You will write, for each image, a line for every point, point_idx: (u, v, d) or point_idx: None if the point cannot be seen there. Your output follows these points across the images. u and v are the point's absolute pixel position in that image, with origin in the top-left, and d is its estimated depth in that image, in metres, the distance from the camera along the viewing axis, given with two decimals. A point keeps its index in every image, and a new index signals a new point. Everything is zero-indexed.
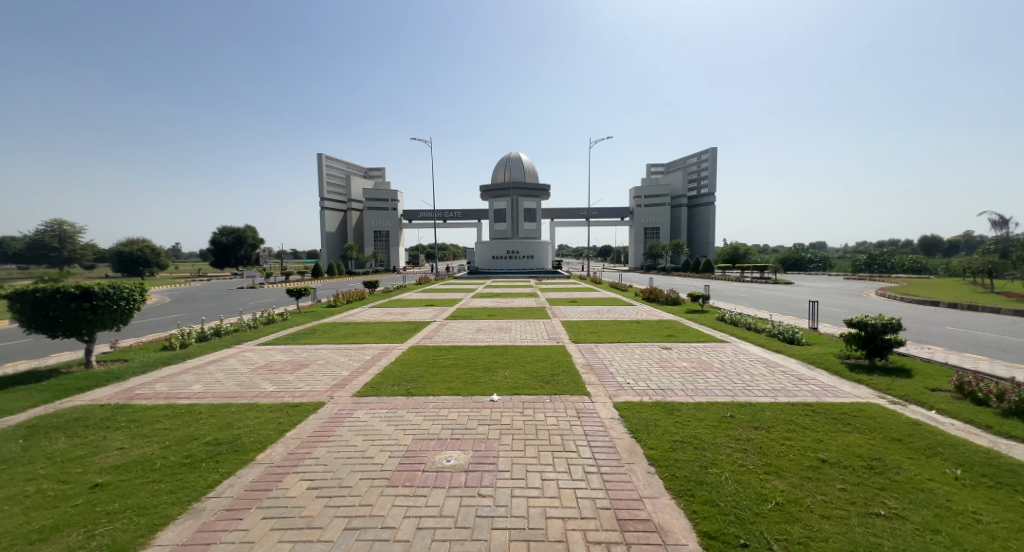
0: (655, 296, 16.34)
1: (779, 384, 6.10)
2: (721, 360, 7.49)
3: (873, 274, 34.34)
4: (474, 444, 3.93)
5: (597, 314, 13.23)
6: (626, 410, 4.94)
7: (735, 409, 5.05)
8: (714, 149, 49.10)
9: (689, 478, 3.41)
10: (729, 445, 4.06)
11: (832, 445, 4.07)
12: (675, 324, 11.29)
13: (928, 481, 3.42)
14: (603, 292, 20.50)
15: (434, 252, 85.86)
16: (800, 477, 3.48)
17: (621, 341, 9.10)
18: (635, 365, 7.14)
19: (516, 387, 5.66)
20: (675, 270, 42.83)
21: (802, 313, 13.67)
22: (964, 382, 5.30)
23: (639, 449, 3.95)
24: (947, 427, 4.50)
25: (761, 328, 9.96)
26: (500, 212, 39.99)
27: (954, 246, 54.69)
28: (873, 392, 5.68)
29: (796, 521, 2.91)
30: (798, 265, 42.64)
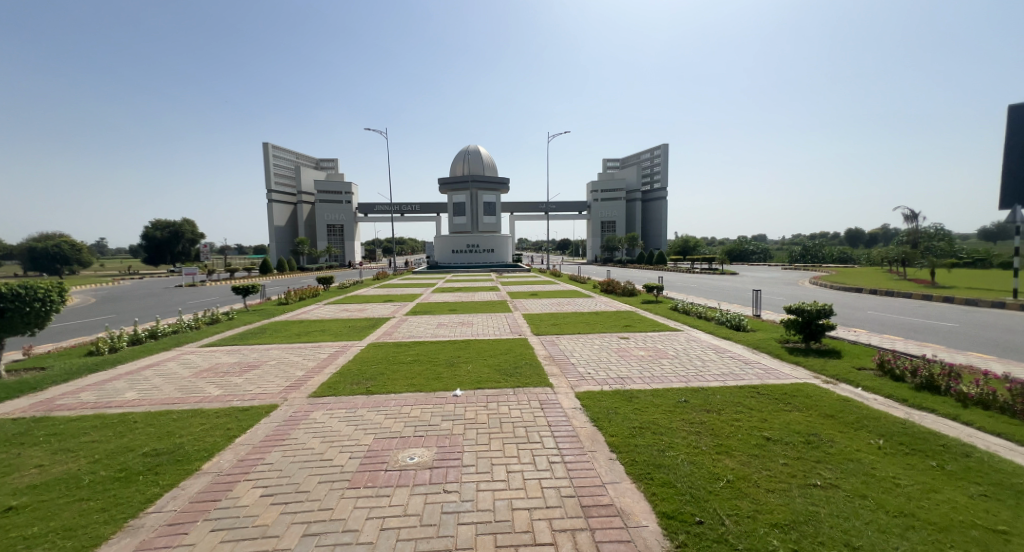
0: (613, 288, 16.81)
1: (728, 369, 6.44)
2: (676, 348, 7.81)
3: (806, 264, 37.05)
4: (438, 440, 3.88)
5: (558, 307, 13.42)
6: (587, 399, 5.05)
7: (689, 394, 5.27)
8: (666, 144, 50.91)
9: (649, 462, 3.52)
10: (684, 428, 4.23)
11: (775, 423, 4.34)
12: (632, 315, 11.65)
13: (857, 451, 3.72)
14: (564, 284, 20.80)
15: (393, 248, 84.13)
16: (748, 455, 3.69)
17: (582, 333, 9.27)
18: (595, 355, 7.30)
19: (479, 381, 5.65)
20: (631, 262, 44.16)
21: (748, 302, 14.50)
22: (885, 360, 5.80)
23: (600, 437, 4.03)
24: (870, 401, 4.93)
25: (710, 316, 10.47)
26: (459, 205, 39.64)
27: (874, 238, 59.86)
28: (809, 373, 6.12)
29: (745, 496, 3.08)
30: (742, 256, 45.16)
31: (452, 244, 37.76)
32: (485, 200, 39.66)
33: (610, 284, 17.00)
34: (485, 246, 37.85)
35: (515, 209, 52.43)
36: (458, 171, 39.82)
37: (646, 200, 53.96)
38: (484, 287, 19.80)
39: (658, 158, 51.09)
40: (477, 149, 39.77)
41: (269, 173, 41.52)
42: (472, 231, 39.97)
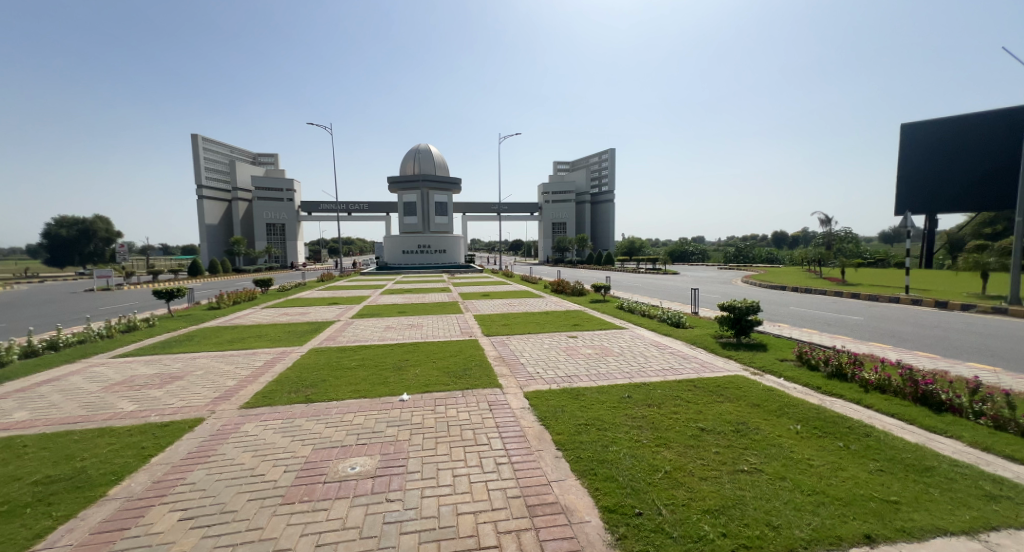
0: (563, 288, 17.16)
1: (668, 364, 6.77)
2: (620, 346, 8.10)
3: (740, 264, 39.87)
4: (382, 447, 3.75)
5: (509, 307, 13.49)
6: (535, 399, 5.10)
7: (632, 390, 5.48)
8: (612, 149, 52.92)
9: (593, 458, 3.62)
10: (627, 423, 4.39)
11: (709, 414, 4.61)
12: (581, 314, 11.96)
13: (779, 436, 4.05)
14: (515, 285, 20.94)
15: (339, 248, 80.85)
16: (685, 445, 3.89)
17: (532, 333, 9.39)
18: (544, 355, 7.39)
19: (427, 384, 5.54)
20: (580, 263, 45.31)
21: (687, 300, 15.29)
22: (803, 351, 6.34)
23: (547, 436, 4.09)
24: (790, 390, 5.38)
25: (653, 314, 10.96)
26: (410, 205, 38.76)
27: (796, 240, 65.59)
28: (740, 366, 6.58)
29: (681, 485, 3.25)
30: (683, 257, 47.82)
31: (402, 245, 36.85)
32: (435, 201, 39.08)
33: (560, 284, 17.33)
34: (436, 247, 37.34)
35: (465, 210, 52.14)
36: (408, 170, 38.94)
37: (594, 203, 55.67)
38: (435, 288, 19.51)
39: (606, 162, 53.01)
40: (428, 148, 39.15)
41: (200, 166, 38.39)
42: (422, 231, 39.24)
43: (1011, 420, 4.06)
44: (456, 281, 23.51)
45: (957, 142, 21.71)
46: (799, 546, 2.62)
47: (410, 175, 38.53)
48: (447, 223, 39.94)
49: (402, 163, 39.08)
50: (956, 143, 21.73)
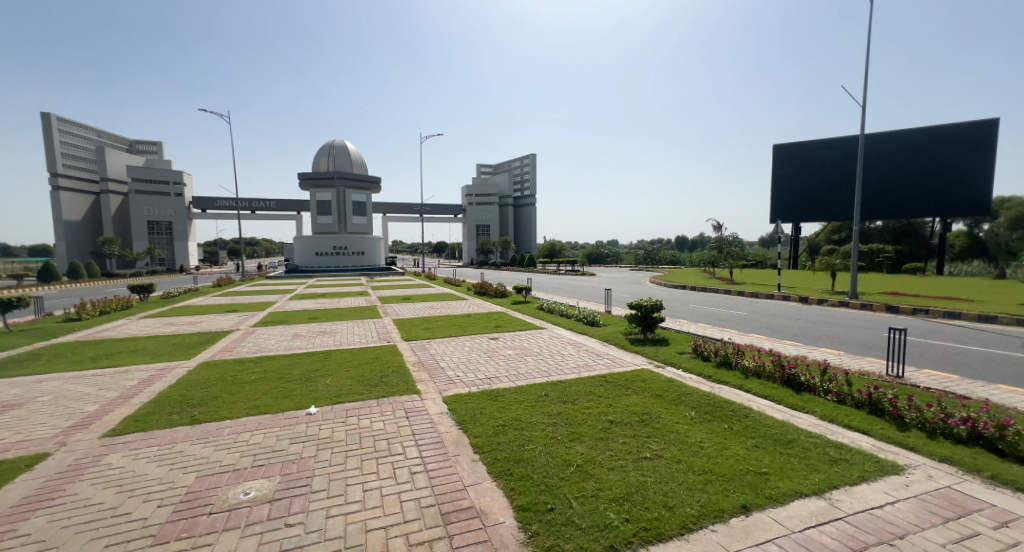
0: (486, 290, 17.23)
1: (583, 361, 7.10)
2: (539, 345, 8.33)
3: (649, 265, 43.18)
4: (283, 467, 3.45)
5: (431, 310, 13.21)
6: (453, 403, 5.03)
7: (549, 388, 5.64)
8: (533, 155, 54.49)
9: (509, 458, 3.65)
10: (543, 421, 4.52)
11: (618, 407, 4.91)
12: (503, 315, 12.11)
13: (676, 423, 4.43)
14: (437, 288, 20.59)
15: (241, 249, 73.42)
16: (595, 438, 4.09)
17: (453, 335, 9.28)
18: (465, 358, 7.33)
19: (338, 394, 5.22)
20: (504, 265, 45.93)
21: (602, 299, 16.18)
22: (697, 344, 7.03)
23: (465, 439, 4.06)
24: (687, 380, 5.93)
25: (569, 314, 11.42)
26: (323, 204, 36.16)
27: (695, 244, 72.90)
28: (645, 360, 7.11)
29: (591, 477, 3.41)
30: (599, 258, 50.66)
31: (315, 246, 34.31)
32: (353, 199, 36.97)
33: (483, 287, 17.37)
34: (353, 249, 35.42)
35: (384, 210, 50.18)
36: (322, 167, 36.55)
37: (518, 206, 56.28)
38: (351, 292, 18.48)
39: (528, 166, 54.60)
40: (344, 144, 37.17)
41: (54, 152, 32.44)
42: (337, 231, 36.87)
43: (849, 395, 4.84)
44: (375, 284, 22.53)
45: (809, 161, 25.78)
46: (690, 522, 2.87)
47: (324, 171, 36.20)
48: (365, 223, 37.97)
49: (315, 158, 36.62)
50: (809, 161, 25.81)
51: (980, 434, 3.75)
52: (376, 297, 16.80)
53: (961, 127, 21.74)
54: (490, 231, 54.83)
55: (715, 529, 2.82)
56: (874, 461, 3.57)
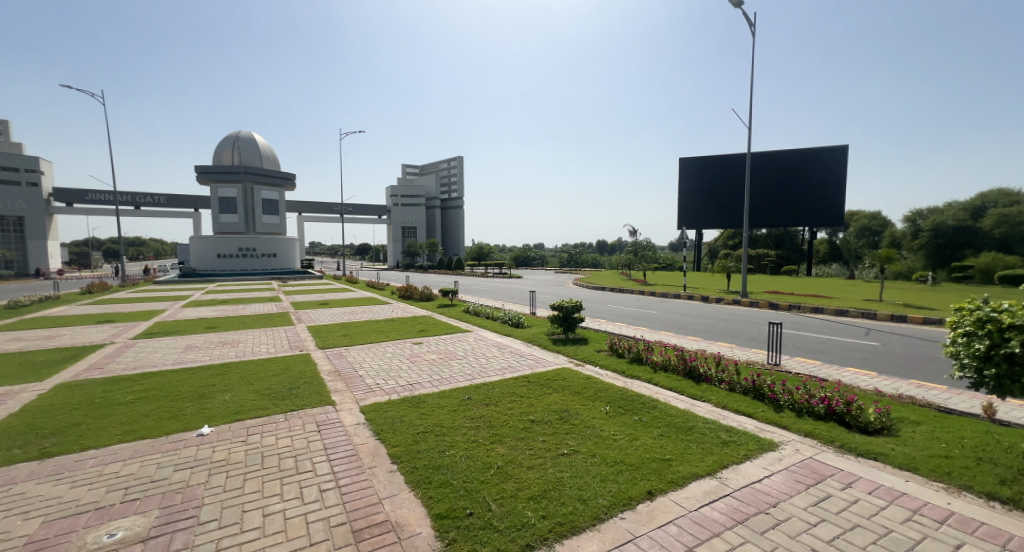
0: (411, 294, 16.75)
1: (506, 363, 7.17)
2: (464, 348, 8.26)
3: (572, 268, 44.89)
4: (163, 500, 3.04)
5: (350, 315, 12.53)
6: (371, 412, 4.81)
7: (472, 391, 5.62)
8: (460, 156, 55.74)
9: (429, 466, 3.57)
10: (465, 425, 4.49)
11: (539, 406, 5.02)
12: (428, 319, 11.84)
13: (592, 418, 4.65)
14: (359, 292, 19.61)
15: (121, 250, 63.98)
16: (517, 439, 4.15)
17: (374, 342, 8.88)
18: (385, 365, 7.06)
19: (238, 410, 4.74)
20: (431, 268, 44.99)
21: (528, 301, 16.49)
22: (613, 342, 7.43)
23: (382, 450, 3.89)
24: (603, 376, 6.25)
25: (495, 316, 11.50)
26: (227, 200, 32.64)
27: (614, 248, 77.33)
28: (566, 358, 7.37)
29: (510, 477, 3.44)
30: (526, 261, 51.64)
31: (217, 246, 30.94)
32: (263, 197, 33.90)
33: (408, 290, 16.86)
34: (262, 251, 32.47)
35: (298, 209, 46.81)
36: (225, 160, 33.20)
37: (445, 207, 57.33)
38: (259, 298, 16.92)
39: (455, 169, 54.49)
40: (252, 137, 34.17)
41: None
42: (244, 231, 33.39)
43: (738, 382, 5.43)
44: (289, 289, 20.89)
45: (706, 173, 28.73)
46: (602, 512, 3.01)
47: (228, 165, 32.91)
48: (278, 223, 35.01)
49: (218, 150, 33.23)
50: (706, 173, 28.79)
51: (834, 410, 4.39)
52: (288, 302, 15.57)
53: (821, 151, 25.41)
54: (417, 232, 53.09)
55: (624, 517, 2.99)
56: (756, 440, 4.03)
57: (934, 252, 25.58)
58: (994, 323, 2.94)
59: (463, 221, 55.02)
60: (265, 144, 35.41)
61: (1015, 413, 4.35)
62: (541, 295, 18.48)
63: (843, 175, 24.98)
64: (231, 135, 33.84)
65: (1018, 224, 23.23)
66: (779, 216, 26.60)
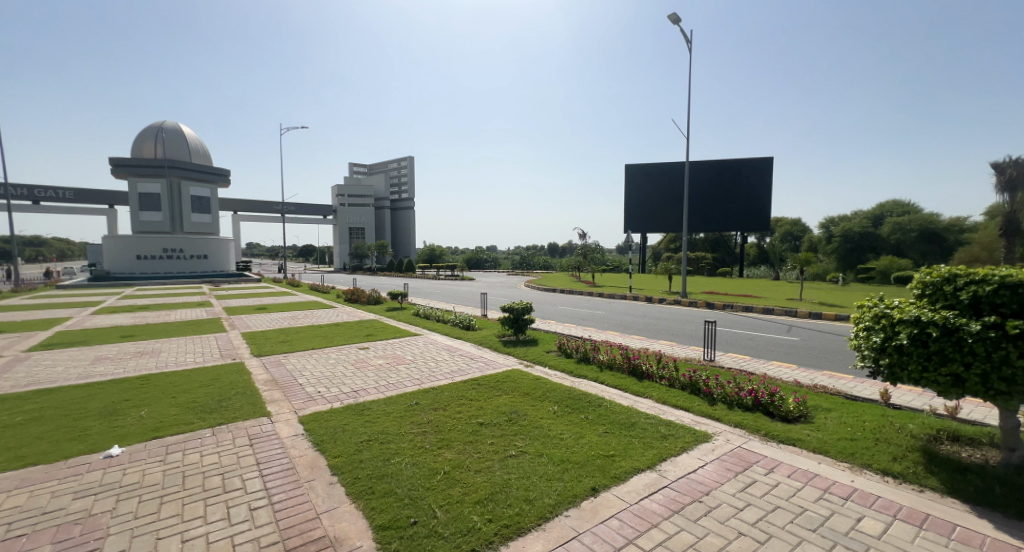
0: (358, 297, 16.15)
1: (456, 366, 7.08)
2: (413, 353, 8.08)
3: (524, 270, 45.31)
4: (61, 533, 2.72)
5: (291, 320, 11.87)
6: (311, 422, 4.58)
7: (420, 397, 5.50)
8: (411, 156, 54.80)
9: (372, 475, 3.45)
10: (412, 431, 4.38)
11: (488, 409, 5.01)
12: (376, 323, 11.47)
13: (540, 418, 4.70)
14: (301, 295, 18.58)
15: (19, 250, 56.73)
16: (465, 443, 4.11)
17: (316, 347, 8.46)
18: (328, 371, 6.75)
19: (157, 427, 4.35)
20: (380, 270, 43.65)
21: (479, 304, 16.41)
22: (562, 343, 7.56)
23: (322, 461, 3.71)
24: (552, 376, 6.35)
25: (446, 319, 11.34)
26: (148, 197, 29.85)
27: (566, 251, 79.05)
28: (516, 360, 7.41)
29: (457, 483, 3.40)
30: (479, 264, 51.46)
31: (136, 247, 28.24)
32: (192, 194, 31.26)
33: (355, 293, 16.22)
34: (190, 252, 30.00)
35: (233, 207, 43.75)
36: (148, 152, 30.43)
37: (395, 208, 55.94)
38: (187, 303, 15.63)
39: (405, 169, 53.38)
40: (179, 128, 31.64)
41: None
42: (171, 231, 30.49)
43: (677, 378, 5.71)
44: (223, 293, 19.46)
45: (649, 179, 30.10)
46: (547, 511, 3.05)
47: (151, 158, 30.18)
48: (209, 222, 32.37)
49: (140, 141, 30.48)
50: (649, 179, 30.15)
51: (760, 402, 4.73)
52: (221, 307, 14.46)
53: (749, 162, 27.45)
54: (365, 233, 51.20)
55: (568, 514, 3.05)
56: (692, 433, 4.25)
57: (844, 255, 28.40)
58: (887, 317, 3.35)
59: (413, 222, 53.92)
60: (194, 137, 32.76)
61: (907, 397, 4.91)
62: (493, 298, 18.45)
63: (768, 184, 27.14)
64: (153, 126, 31.04)
65: (908, 231, 26.65)
66: (712, 221, 28.37)
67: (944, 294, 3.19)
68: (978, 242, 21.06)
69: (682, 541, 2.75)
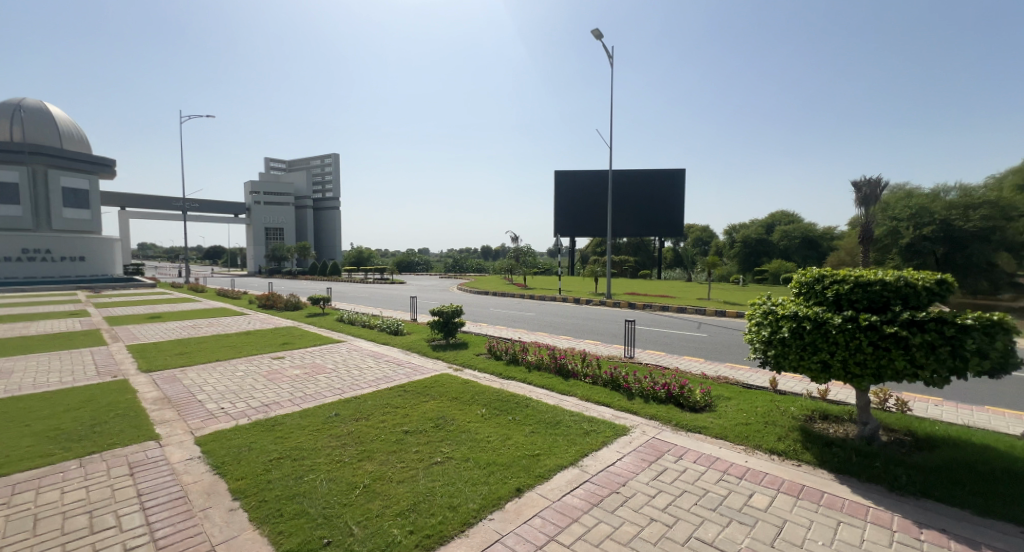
0: (274, 303, 14.93)
1: (382, 373, 6.80)
2: (334, 361, 7.62)
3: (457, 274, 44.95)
4: None
5: (192, 330, 10.65)
6: (210, 443, 4.13)
7: (340, 407, 5.20)
8: (335, 154, 52.19)
9: (281, 496, 3.19)
10: (330, 444, 4.13)
11: (414, 416, 4.86)
12: (293, 330, 10.68)
13: (468, 422, 4.66)
14: (206, 302, 16.75)
15: None
16: (387, 453, 3.95)
17: (222, 359, 7.67)
18: (234, 385, 6.14)
19: (7, 463, 3.66)
20: (301, 273, 40.87)
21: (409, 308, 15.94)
22: (491, 345, 7.56)
23: (221, 486, 3.36)
24: (481, 379, 6.33)
25: (372, 324, 10.86)
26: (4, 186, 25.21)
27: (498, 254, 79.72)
28: (445, 365, 7.28)
29: (377, 496, 3.24)
30: (410, 267, 50.19)
31: None
32: (65, 185, 26.93)
33: (270, 299, 14.97)
34: (62, 252, 25.84)
35: (121, 202, 38.49)
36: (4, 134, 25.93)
37: (317, 207, 52.76)
38: (59, 312, 13.42)
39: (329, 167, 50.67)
40: (45, 107, 27.45)
41: None
42: (33, 228, 25.69)
43: (599, 376, 5.96)
44: (107, 300, 16.98)
45: (575, 185, 31.32)
46: (471, 517, 3.02)
47: (8, 140, 25.63)
48: (88, 218, 27.98)
49: None
50: (575, 185, 31.36)
51: (672, 394, 5.09)
52: (102, 317, 12.55)
53: (663, 172, 29.65)
54: (284, 234, 47.62)
55: (492, 518, 3.04)
56: (612, 427, 4.46)
57: (744, 259, 31.72)
58: (772, 313, 3.78)
59: (338, 223, 51.25)
60: (66, 119, 28.51)
61: (791, 384, 5.55)
62: (423, 301, 18.05)
63: (681, 192, 29.55)
64: (10, 103, 26.70)
65: (793, 237, 30.25)
66: (632, 226, 30.16)
67: (815, 292, 3.66)
68: (845, 247, 24.54)
69: (600, 532, 2.85)
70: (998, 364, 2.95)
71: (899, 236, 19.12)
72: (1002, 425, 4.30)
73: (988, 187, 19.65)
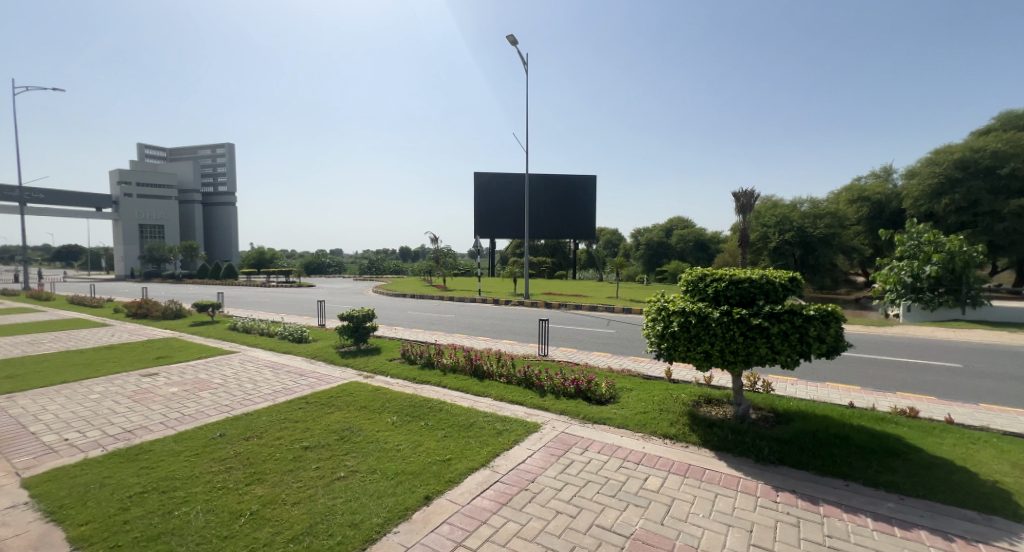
0: (149, 311, 12.87)
1: (280, 385, 6.18)
2: (223, 374, 6.78)
3: (372, 276, 42.88)
4: None
5: (33, 347, 8.78)
6: (46, 484, 3.40)
7: (226, 426, 4.61)
8: (229, 143, 46.98)
9: (142, 538, 2.72)
10: (212, 469, 3.63)
11: (316, 430, 4.47)
12: (173, 342, 9.30)
13: (377, 432, 4.40)
14: (55, 312, 13.94)
15: None
16: (282, 473, 3.58)
17: (72, 380, 6.41)
18: (87, 410, 5.15)
19: None
20: (187, 277, 36.04)
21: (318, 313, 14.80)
22: (406, 350, 7.27)
23: (58, 535, 2.77)
24: (393, 385, 6.04)
25: (271, 332, 9.86)
26: None
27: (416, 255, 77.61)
28: (354, 372, 6.84)
29: (265, 522, 2.91)
30: (320, 270, 46.92)
31: None
32: None
33: (143, 307, 12.87)
34: None
35: None
36: None
37: (207, 203, 46.90)
38: None
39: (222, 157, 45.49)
40: None
41: None
42: None
43: (514, 375, 6.00)
44: None
45: (493, 186, 31.57)
46: (375, 531, 2.84)
47: None
48: None
49: None
50: (493, 187, 31.55)
51: (581, 390, 5.29)
52: None
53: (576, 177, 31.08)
54: (165, 232, 41.51)
55: (397, 530, 2.88)
56: (524, 425, 4.51)
57: (647, 259, 34.56)
58: (665, 309, 4.10)
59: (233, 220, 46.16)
60: None
61: (685, 374, 6.08)
62: (334, 305, 16.90)
63: (593, 196, 31.26)
64: None
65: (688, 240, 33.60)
66: (549, 228, 31.14)
67: (698, 288, 4.04)
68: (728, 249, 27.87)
69: (507, 532, 2.85)
70: (834, 347, 3.50)
71: (768, 240, 22.13)
72: (841, 397, 5.13)
73: (830, 202, 23.57)
